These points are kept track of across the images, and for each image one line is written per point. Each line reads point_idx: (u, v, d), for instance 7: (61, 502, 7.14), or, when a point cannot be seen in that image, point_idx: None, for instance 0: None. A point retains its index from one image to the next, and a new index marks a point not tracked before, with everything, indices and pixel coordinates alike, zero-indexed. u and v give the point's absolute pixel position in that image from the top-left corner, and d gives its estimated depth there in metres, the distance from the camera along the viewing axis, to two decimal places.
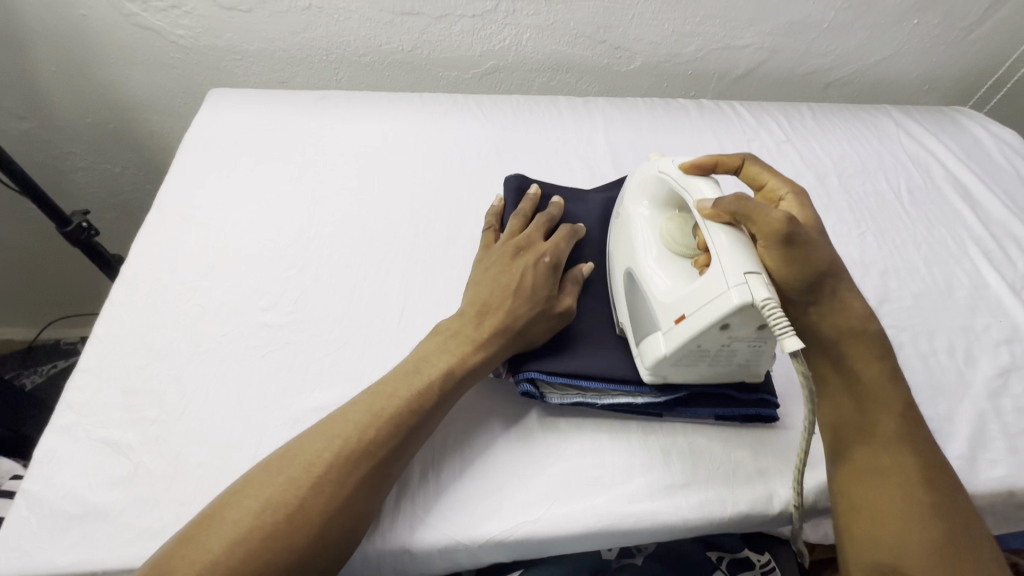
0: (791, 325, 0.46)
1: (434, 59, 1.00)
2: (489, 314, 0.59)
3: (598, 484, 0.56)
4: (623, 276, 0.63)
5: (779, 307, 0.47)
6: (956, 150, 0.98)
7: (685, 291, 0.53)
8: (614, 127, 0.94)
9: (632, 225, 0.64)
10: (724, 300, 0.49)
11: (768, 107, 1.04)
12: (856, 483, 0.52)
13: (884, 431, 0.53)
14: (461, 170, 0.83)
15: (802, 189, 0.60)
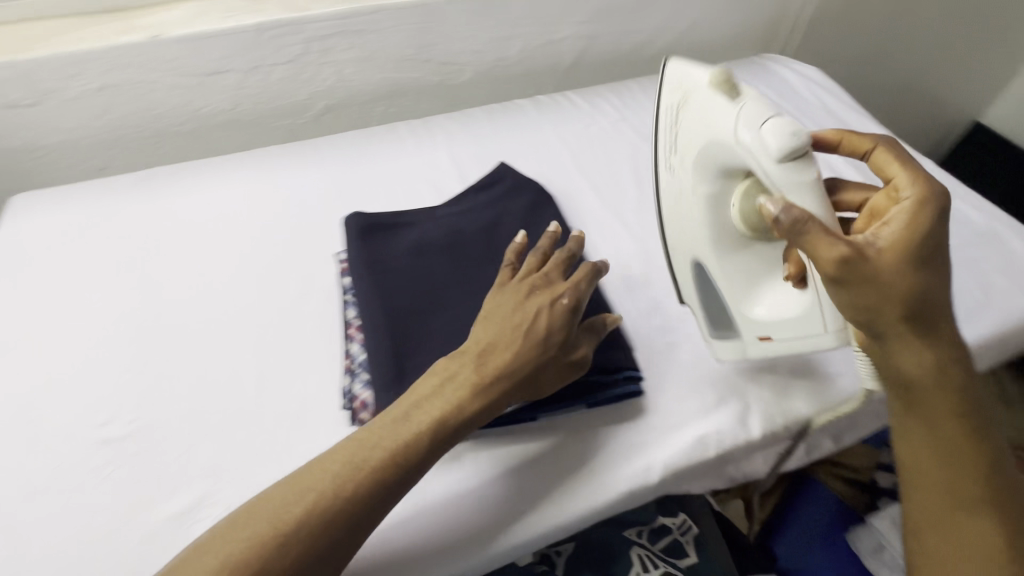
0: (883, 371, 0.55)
1: (262, 113, 0.97)
2: (491, 357, 0.55)
3: (511, 504, 0.56)
4: (691, 263, 0.64)
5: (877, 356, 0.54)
6: (770, 95, 1.07)
7: (776, 315, 0.57)
8: (456, 141, 0.95)
9: (695, 192, 0.59)
10: (821, 341, 0.53)
11: (601, 90, 1.08)
12: (935, 527, 0.48)
13: (973, 479, 0.47)
14: (304, 221, 0.81)
15: (934, 192, 0.46)
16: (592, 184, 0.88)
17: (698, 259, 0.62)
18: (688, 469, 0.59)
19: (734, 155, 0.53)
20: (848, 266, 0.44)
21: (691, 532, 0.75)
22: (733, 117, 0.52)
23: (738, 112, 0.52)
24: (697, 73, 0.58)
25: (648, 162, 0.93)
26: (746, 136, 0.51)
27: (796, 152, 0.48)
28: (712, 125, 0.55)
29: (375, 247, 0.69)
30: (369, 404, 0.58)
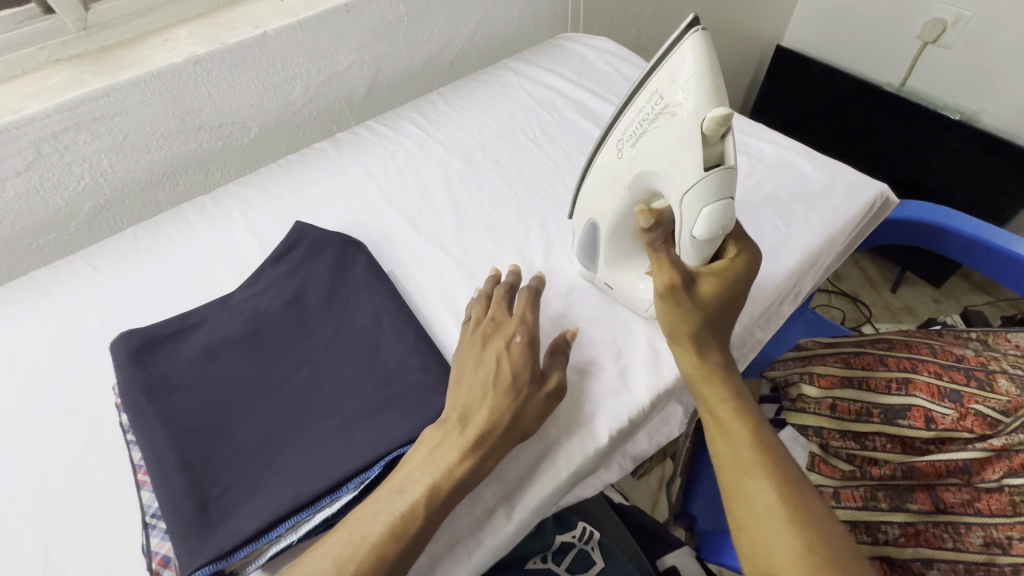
0: None
1: (12, 235, 0.83)
2: (472, 416, 0.55)
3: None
4: (587, 218, 0.65)
5: None
6: (569, 75, 1.07)
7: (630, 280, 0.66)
8: (252, 208, 0.86)
9: (618, 182, 0.57)
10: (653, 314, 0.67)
11: (404, 111, 1.03)
12: (737, 501, 0.53)
13: (747, 453, 0.55)
14: (83, 351, 0.70)
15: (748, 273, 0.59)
16: (405, 216, 0.83)
17: (595, 219, 0.63)
18: (543, 501, 0.56)
19: (662, 182, 0.52)
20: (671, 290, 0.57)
21: (594, 538, 0.72)
22: (687, 162, 0.48)
23: (693, 186, 0.49)
24: (689, 90, 0.47)
25: (460, 176, 0.90)
26: (683, 203, 0.50)
27: (707, 238, 0.51)
28: (661, 170, 0.51)
29: (156, 367, 0.61)
30: (169, 559, 0.50)
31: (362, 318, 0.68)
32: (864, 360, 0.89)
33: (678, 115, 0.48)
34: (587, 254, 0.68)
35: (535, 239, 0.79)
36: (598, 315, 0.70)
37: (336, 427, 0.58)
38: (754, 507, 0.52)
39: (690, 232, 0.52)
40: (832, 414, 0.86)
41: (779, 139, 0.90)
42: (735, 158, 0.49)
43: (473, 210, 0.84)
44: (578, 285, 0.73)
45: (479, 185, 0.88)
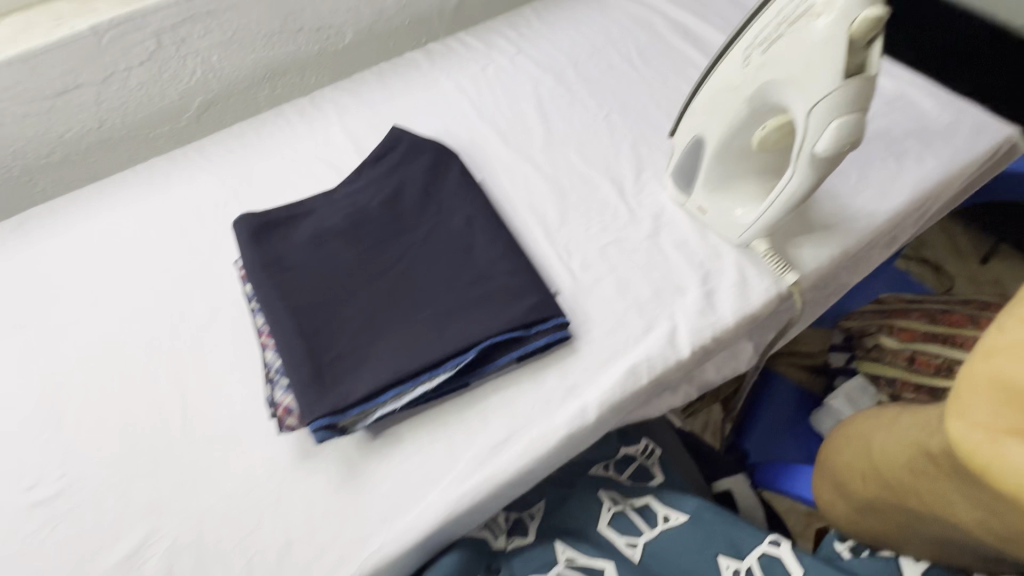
0: (787, 265, 0.65)
1: (133, 124, 0.89)
2: None
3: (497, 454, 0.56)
4: (691, 136, 0.64)
5: (774, 263, 0.65)
6: None
7: (723, 203, 0.66)
8: (348, 111, 0.89)
9: (739, 94, 0.56)
10: (744, 238, 0.66)
11: (495, 24, 1.01)
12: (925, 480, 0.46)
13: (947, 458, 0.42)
14: (202, 231, 0.76)
15: None
16: (495, 129, 0.84)
17: (701, 135, 0.62)
18: (624, 401, 0.59)
19: (789, 95, 0.52)
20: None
21: (656, 454, 0.76)
22: (826, 70, 0.48)
23: (828, 93, 0.48)
24: None
25: (551, 93, 0.88)
26: (811, 115, 0.50)
27: (830, 154, 0.50)
28: (794, 77, 0.50)
29: (278, 248, 0.66)
30: (292, 408, 0.57)
31: (456, 221, 0.70)
32: (953, 317, 0.86)
33: (824, 19, 0.47)
34: (685, 172, 0.67)
35: (626, 160, 0.78)
36: (687, 238, 0.69)
37: (433, 315, 0.62)
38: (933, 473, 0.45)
39: (811, 147, 0.51)
40: (908, 366, 0.85)
41: (899, 72, 0.83)
42: (879, 66, 0.48)
43: (565, 127, 0.83)
44: (667, 207, 0.72)
45: (570, 103, 0.87)
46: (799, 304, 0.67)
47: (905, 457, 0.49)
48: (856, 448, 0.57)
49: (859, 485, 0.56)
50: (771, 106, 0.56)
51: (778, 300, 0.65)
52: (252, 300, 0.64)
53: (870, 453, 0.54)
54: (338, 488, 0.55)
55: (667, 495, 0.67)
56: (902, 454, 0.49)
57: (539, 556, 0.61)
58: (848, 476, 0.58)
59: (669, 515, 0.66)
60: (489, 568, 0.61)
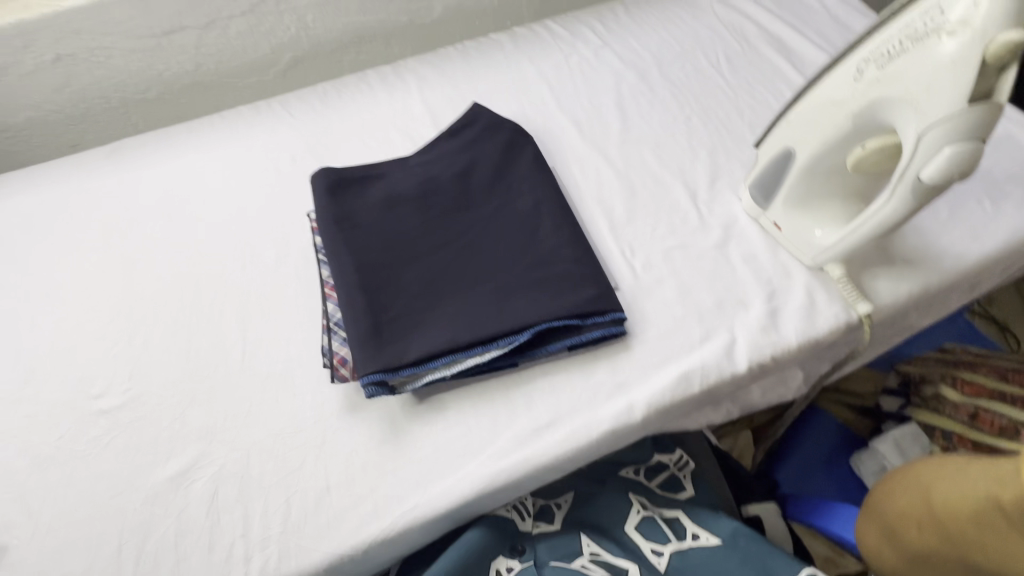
0: (861, 295, 0.62)
1: (226, 71, 0.93)
2: None
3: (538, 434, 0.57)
4: (778, 150, 0.62)
5: (847, 292, 0.63)
6: (767, 4, 0.98)
7: (802, 223, 0.64)
8: (428, 84, 0.90)
9: (845, 108, 0.54)
10: (818, 262, 0.63)
11: (582, 15, 1.00)
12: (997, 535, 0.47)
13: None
14: (277, 181, 0.79)
15: None
16: (572, 119, 0.84)
17: (792, 149, 0.60)
18: (672, 406, 0.59)
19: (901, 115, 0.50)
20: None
21: (688, 466, 0.74)
22: (949, 93, 0.46)
23: (949, 116, 0.46)
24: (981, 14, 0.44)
25: (632, 90, 0.87)
26: (924, 138, 0.48)
27: (937, 182, 0.49)
28: (911, 97, 0.48)
29: (351, 206, 0.68)
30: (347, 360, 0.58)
31: (524, 203, 0.70)
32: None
33: (956, 41, 0.45)
34: (766, 186, 0.66)
35: (702, 167, 0.77)
36: (757, 252, 0.67)
37: (492, 292, 0.62)
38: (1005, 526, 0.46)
39: (917, 172, 0.49)
40: (969, 422, 0.81)
41: (1010, 112, 0.78)
42: (1009, 93, 0.46)
43: (643, 126, 0.82)
44: (740, 219, 0.70)
45: (650, 103, 0.85)
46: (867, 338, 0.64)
47: (972, 508, 0.48)
48: (912, 493, 0.54)
49: (915, 534, 0.54)
50: (876, 126, 0.54)
51: (846, 329, 0.62)
52: (320, 252, 0.66)
53: (928, 501, 0.53)
54: (381, 444, 0.57)
55: (696, 513, 0.67)
56: (966, 504, 0.49)
57: (565, 544, 0.63)
58: (900, 523, 0.55)
59: (697, 532, 0.65)
60: (513, 548, 0.61)
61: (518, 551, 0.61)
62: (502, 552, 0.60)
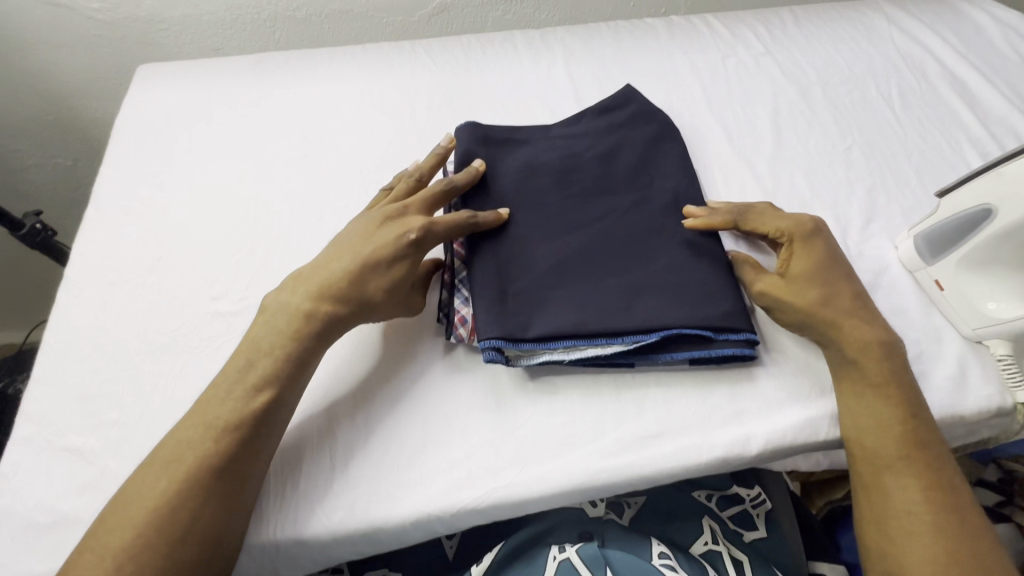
0: (1023, 380, 0.57)
1: (375, 4, 0.92)
2: None
3: (645, 442, 0.54)
4: (973, 207, 0.56)
5: (1006, 370, 0.58)
6: (955, 43, 0.89)
7: (971, 290, 0.58)
8: (576, 57, 0.87)
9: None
10: (979, 335, 0.58)
11: (746, 17, 0.94)
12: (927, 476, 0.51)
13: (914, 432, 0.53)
14: (412, 125, 0.78)
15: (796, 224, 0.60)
16: (722, 123, 0.79)
17: (994, 209, 0.55)
18: (790, 448, 0.55)
19: None
20: (754, 213, 0.62)
21: (764, 507, 0.71)
22: None
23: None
24: None
25: (790, 107, 0.81)
26: None
27: None
28: None
29: (491, 165, 0.66)
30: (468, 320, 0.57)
31: (667, 199, 0.66)
32: None
33: None
34: (941, 241, 0.60)
35: (857, 204, 0.71)
36: (908, 308, 0.62)
37: (623, 284, 0.59)
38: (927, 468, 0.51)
39: None
40: None
41: None
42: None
43: (797, 146, 0.77)
44: (894, 269, 0.65)
45: (808, 124, 0.79)
46: (1015, 428, 0.59)
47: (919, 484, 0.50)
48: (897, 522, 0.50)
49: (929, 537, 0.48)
50: None
51: (995, 413, 0.57)
52: (454, 206, 0.64)
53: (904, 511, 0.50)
54: (484, 412, 0.55)
55: (760, 574, 0.62)
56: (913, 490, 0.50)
57: (636, 543, 0.58)
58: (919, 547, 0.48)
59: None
60: (581, 535, 0.59)
61: (586, 538, 0.59)
62: (569, 536, 0.59)
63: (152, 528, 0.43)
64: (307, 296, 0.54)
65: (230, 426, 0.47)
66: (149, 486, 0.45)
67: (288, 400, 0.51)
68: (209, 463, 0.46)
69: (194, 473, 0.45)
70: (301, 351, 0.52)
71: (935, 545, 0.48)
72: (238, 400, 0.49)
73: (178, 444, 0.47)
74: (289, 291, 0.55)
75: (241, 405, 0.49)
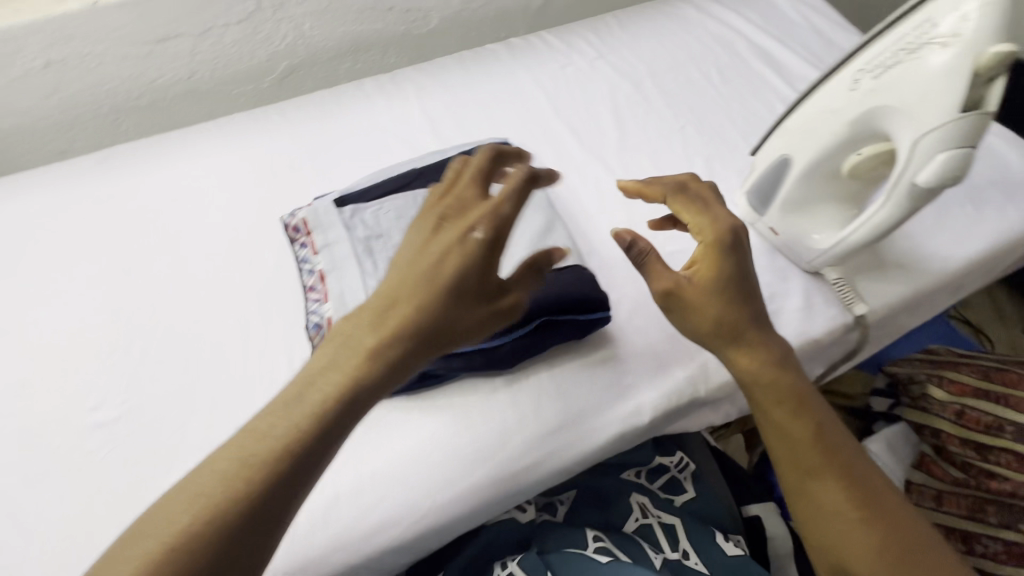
0: (857, 296, 0.65)
1: (221, 78, 0.92)
2: None
3: (546, 436, 0.57)
4: (777, 158, 0.63)
5: (840, 290, 0.65)
6: (754, 19, 1.01)
7: (795, 229, 0.65)
8: (427, 93, 0.91)
9: (840, 117, 0.55)
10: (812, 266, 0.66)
11: (576, 28, 1.02)
12: (848, 471, 0.52)
13: (827, 433, 0.53)
14: (277, 190, 0.78)
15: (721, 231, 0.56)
16: (570, 129, 0.85)
17: (790, 156, 0.61)
18: (675, 408, 0.60)
19: (897, 125, 0.51)
20: (685, 197, 0.59)
21: (688, 469, 0.75)
22: (938, 106, 0.47)
23: (940, 125, 0.47)
24: (968, 25, 0.45)
25: (628, 100, 0.89)
26: (916, 145, 0.49)
27: (931, 188, 0.49)
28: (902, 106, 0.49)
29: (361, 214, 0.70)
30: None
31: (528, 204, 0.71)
32: (1007, 376, 0.84)
33: (945, 53, 0.46)
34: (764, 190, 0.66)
35: (698, 175, 0.79)
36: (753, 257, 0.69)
37: None
38: (844, 461, 0.52)
39: (911, 177, 0.50)
40: (958, 421, 0.82)
41: None
42: (999, 104, 0.46)
43: (641, 134, 0.84)
44: None
45: (646, 112, 0.87)
46: (863, 337, 0.67)
47: (843, 487, 0.51)
48: (835, 529, 0.50)
49: (867, 540, 0.49)
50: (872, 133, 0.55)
51: (841, 330, 0.64)
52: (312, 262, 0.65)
53: (841, 517, 0.50)
54: (389, 450, 0.56)
55: (691, 529, 0.69)
56: (840, 493, 0.51)
57: (572, 535, 0.64)
58: (861, 552, 0.49)
59: (689, 552, 0.67)
60: (520, 544, 0.64)
61: (525, 546, 0.63)
62: (508, 549, 0.63)
63: (161, 566, 0.37)
64: (378, 340, 0.45)
65: (256, 478, 0.40)
66: (198, 489, 0.40)
67: (312, 469, 0.42)
68: (245, 496, 0.40)
69: (213, 527, 0.39)
70: (321, 428, 0.42)
71: (870, 542, 0.49)
72: (307, 418, 0.43)
73: (226, 458, 0.41)
74: (353, 320, 0.47)
75: (242, 489, 0.40)
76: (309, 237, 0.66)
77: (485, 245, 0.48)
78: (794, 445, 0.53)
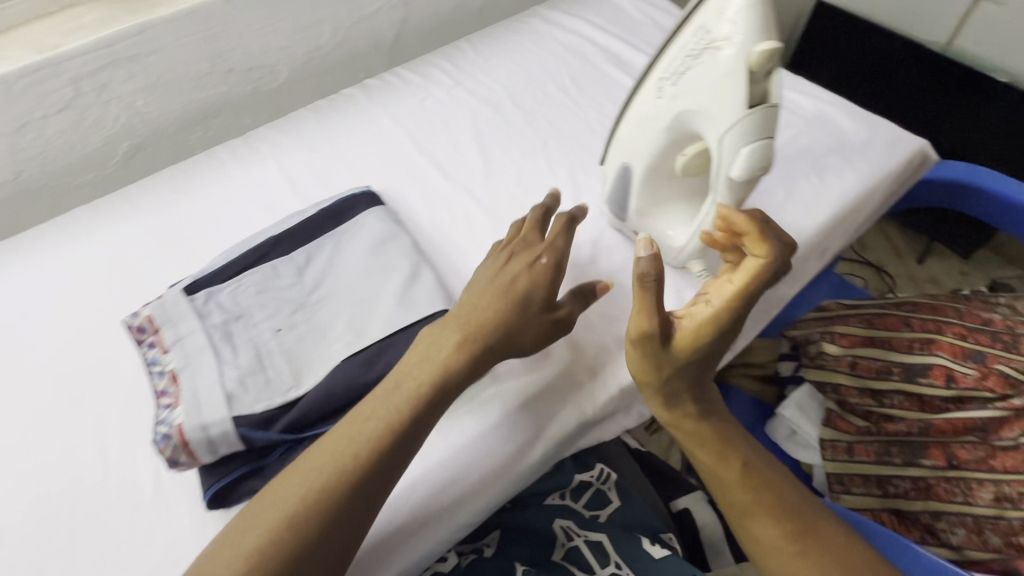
0: None
1: (54, 172, 0.84)
2: None
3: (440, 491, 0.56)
4: (619, 166, 0.64)
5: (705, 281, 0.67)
6: (600, 23, 1.04)
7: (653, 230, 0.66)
8: (284, 151, 0.87)
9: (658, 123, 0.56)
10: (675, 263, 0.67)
11: (431, 58, 1.02)
12: (778, 504, 0.57)
13: (754, 469, 0.58)
14: (127, 284, 0.73)
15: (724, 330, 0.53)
16: (434, 163, 0.84)
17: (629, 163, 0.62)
18: (565, 432, 0.60)
19: (705, 124, 0.52)
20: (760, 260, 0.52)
21: (611, 479, 0.75)
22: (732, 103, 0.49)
23: (736, 122, 0.49)
24: (738, 26, 0.47)
25: (489, 124, 0.89)
26: (723, 142, 0.51)
27: (745, 179, 0.51)
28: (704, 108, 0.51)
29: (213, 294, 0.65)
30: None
31: (393, 251, 0.69)
32: (887, 320, 0.88)
33: (727, 52, 0.48)
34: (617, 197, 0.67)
35: (564, 188, 0.79)
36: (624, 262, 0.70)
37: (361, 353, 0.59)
38: (773, 494, 0.57)
39: (727, 172, 0.52)
40: (852, 371, 0.86)
41: (817, 93, 0.87)
42: (780, 95, 0.49)
43: (504, 156, 0.84)
44: (605, 235, 0.73)
45: (508, 133, 0.87)
46: None
47: (775, 519, 0.56)
48: (773, 557, 0.55)
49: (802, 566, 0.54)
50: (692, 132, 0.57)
51: None
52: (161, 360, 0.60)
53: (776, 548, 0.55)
54: None
55: (619, 540, 0.68)
56: (773, 525, 0.56)
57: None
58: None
59: (621, 565, 0.66)
60: None
61: None
62: None
63: (275, 544, 0.45)
64: (450, 354, 0.54)
65: (337, 483, 0.47)
66: (311, 471, 0.48)
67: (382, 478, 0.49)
68: (336, 493, 0.47)
69: (300, 533, 0.45)
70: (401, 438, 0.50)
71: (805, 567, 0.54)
72: (391, 422, 0.51)
73: (344, 438, 0.50)
74: (441, 326, 0.56)
75: (329, 488, 0.47)
76: (157, 333, 0.62)
77: (551, 268, 0.60)
78: (725, 485, 0.58)
